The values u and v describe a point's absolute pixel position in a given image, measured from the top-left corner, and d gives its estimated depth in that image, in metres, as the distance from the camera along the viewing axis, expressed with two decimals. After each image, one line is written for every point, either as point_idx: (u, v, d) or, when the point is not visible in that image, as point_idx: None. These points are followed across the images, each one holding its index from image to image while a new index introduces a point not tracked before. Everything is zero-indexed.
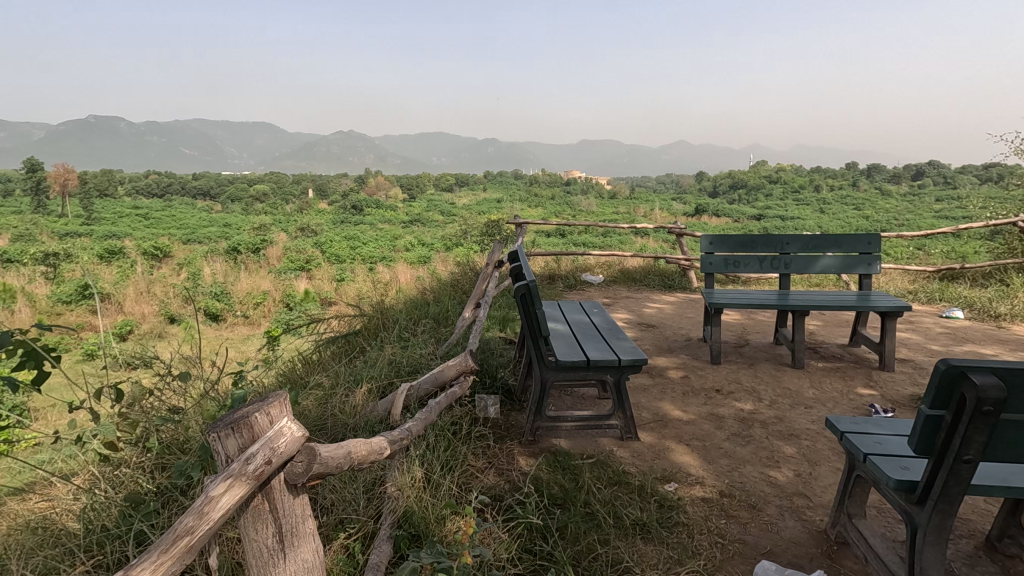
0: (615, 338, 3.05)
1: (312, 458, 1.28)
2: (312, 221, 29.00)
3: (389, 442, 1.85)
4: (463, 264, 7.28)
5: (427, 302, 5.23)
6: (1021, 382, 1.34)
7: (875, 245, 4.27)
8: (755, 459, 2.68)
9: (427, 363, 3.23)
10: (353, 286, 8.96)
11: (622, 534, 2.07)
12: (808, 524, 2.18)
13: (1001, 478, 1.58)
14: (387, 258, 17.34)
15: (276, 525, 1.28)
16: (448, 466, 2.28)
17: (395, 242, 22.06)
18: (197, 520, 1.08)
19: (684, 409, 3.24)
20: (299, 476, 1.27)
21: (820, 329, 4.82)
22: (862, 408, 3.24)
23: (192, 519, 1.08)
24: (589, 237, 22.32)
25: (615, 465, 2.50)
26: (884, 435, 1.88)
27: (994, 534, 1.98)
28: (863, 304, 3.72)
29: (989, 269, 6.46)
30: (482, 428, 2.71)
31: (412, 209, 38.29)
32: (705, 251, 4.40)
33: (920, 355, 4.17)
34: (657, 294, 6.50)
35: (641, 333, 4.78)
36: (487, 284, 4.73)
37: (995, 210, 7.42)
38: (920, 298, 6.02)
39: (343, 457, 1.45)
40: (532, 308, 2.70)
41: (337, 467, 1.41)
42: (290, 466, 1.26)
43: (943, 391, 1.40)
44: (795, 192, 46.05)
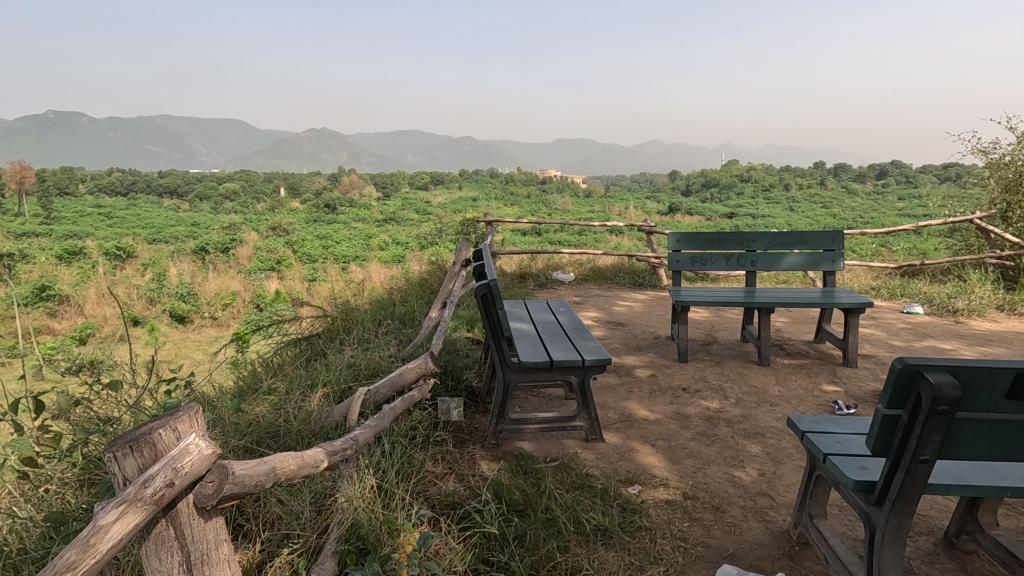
0: (580, 338, 2.99)
1: (223, 479, 1.20)
2: (285, 220, 28.44)
3: (328, 453, 1.75)
4: (434, 262, 7.16)
5: (395, 302, 5.12)
6: (977, 379, 1.31)
7: (838, 243, 4.30)
8: (720, 458, 2.66)
9: (388, 365, 3.12)
10: (324, 285, 8.79)
11: (583, 540, 2.01)
12: (770, 525, 2.15)
13: (957, 477, 1.56)
14: (361, 258, 17.05)
15: (183, 553, 1.21)
16: (403, 474, 2.20)
17: (368, 241, 21.75)
18: (81, 554, 0.98)
19: (651, 408, 3.20)
20: (208, 499, 1.20)
21: (786, 326, 4.86)
22: (825, 405, 3.25)
23: (74, 553, 0.98)
24: (565, 236, 22.25)
25: (578, 468, 2.44)
26: (844, 434, 1.85)
27: (951, 530, 1.97)
28: (826, 300, 3.74)
29: (948, 265, 6.63)
30: (442, 432, 2.63)
31: (387, 207, 37.86)
32: (673, 248, 4.39)
33: (883, 351, 4.22)
34: (627, 292, 6.51)
35: (610, 332, 4.75)
36: (454, 282, 4.63)
37: (953, 209, 7.61)
38: (882, 294, 6.13)
39: (267, 473, 1.37)
40: (493, 309, 2.63)
41: (256, 487, 1.33)
42: (198, 488, 1.19)
43: (899, 390, 1.37)
44: (765, 190, 46.95)
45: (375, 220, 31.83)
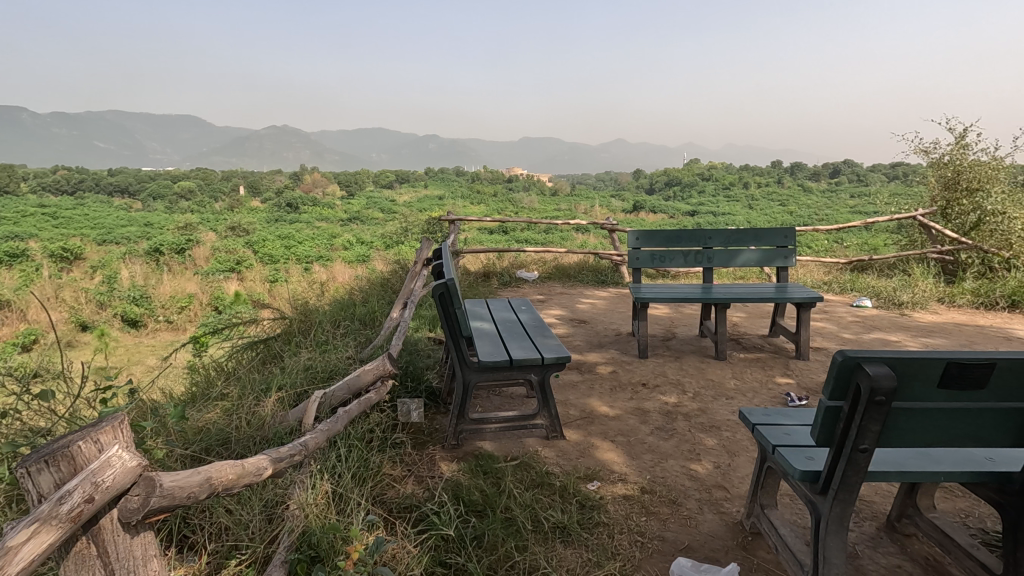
0: (541, 336, 2.99)
1: (150, 491, 1.19)
2: (244, 219, 27.60)
3: (274, 460, 1.69)
4: (397, 261, 7.07)
5: (355, 303, 5.02)
6: (913, 370, 1.35)
7: (790, 239, 4.42)
8: (677, 452, 2.70)
9: (345, 367, 3.05)
10: (285, 287, 8.58)
11: (542, 538, 2.00)
12: (725, 516, 2.19)
13: (897, 464, 1.62)
14: (324, 258, 16.71)
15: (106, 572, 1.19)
16: (360, 478, 2.16)
17: (331, 240, 21.34)
18: None
19: (611, 404, 3.23)
20: (133, 513, 1.18)
21: (743, 321, 4.99)
22: (778, 397, 3.35)
23: None
24: (532, 234, 22.26)
25: (538, 467, 2.44)
26: (792, 426, 1.90)
27: (893, 515, 2.05)
28: (779, 295, 3.85)
29: (894, 260, 6.92)
30: (401, 434, 2.59)
31: (351, 207, 37.21)
32: (634, 246, 4.44)
33: (833, 343, 4.37)
34: (591, 289, 6.56)
35: (573, 329, 4.77)
36: (416, 282, 4.57)
37: (899, 206, 7.94)
38: (834, 289, 6.36)
39: (200, 484, 1.32)
40: (452, 308, 2.60)
41: (188, 499, 1.30)
42: (123, 502, 1.17)
43: (840, 383, 1.41)
44: (725, 188, 48.16)
45: (339, 219, 31.25)
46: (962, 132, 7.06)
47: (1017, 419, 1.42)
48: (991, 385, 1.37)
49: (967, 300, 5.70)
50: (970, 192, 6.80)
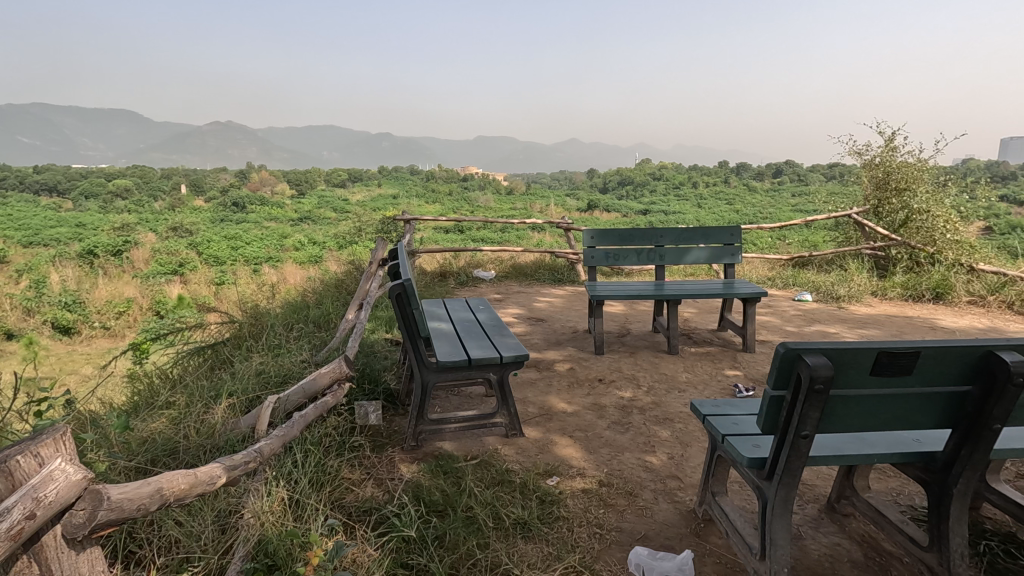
0: (499, 336, 3.01)
1: (96, 506, 1.15)
2: (186, 220, 26.36)
3: (227, 468, 1.65)
4: (351, 262, 6.93)
5: (308, 305, 4.91)
6: (848, 360, 1.45)
7: (737, 237, 4.61)
8: (633, 445, 2.78)
9: (299, 371, 2.97)
10: (233, 289, 8.28)
11: (503, 535, 2.02)
12: (679, 505, 2.27)
13: (836, 448, 1.72)
14: (274, 259, 16.20)
15: None
16: (317, 482, 2.12)
17: (281, 241, 20.69)
18: None
19: (569, 401, 3.29)
20: (78, 528, 1.14)
21: (694, 317, 5.16)
22: (727, 389, 3.49)
23: None
24: (488, 233, 22.25)
25: (498, 465, 2.46)
26: (740, 415, 1.99)
27: (833, 497, 2.18)
28: (727, 291, 4.01)
29: (832, 257, 7.31)
30: (360, 438, 2.56)
31: (302, 206, 36.16)
32: (589, 244, 4.53)
33: (777, 336, 4.59)
34: (547, 288, 6.64)
35: (531, 328, 4.82)
36: (372, 283, 4.51)
37: (836, 205, 8.39)
38: (778, 284, 6.66)
39: (150, 495, 1.27)
40: (409, 309, 2.59)
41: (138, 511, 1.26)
42: (67, 517, 1.12)
43: (783, 373, 1.49)
44: (676, 187, 49.54)
45: (290, 219, 30.35)
46: (891, 135, 7.52)
47: (941, 401, 1.53)
48: (918, 370, 1.47)
49: (897, 293, 6.09)
50: (899, 192, 7.26)
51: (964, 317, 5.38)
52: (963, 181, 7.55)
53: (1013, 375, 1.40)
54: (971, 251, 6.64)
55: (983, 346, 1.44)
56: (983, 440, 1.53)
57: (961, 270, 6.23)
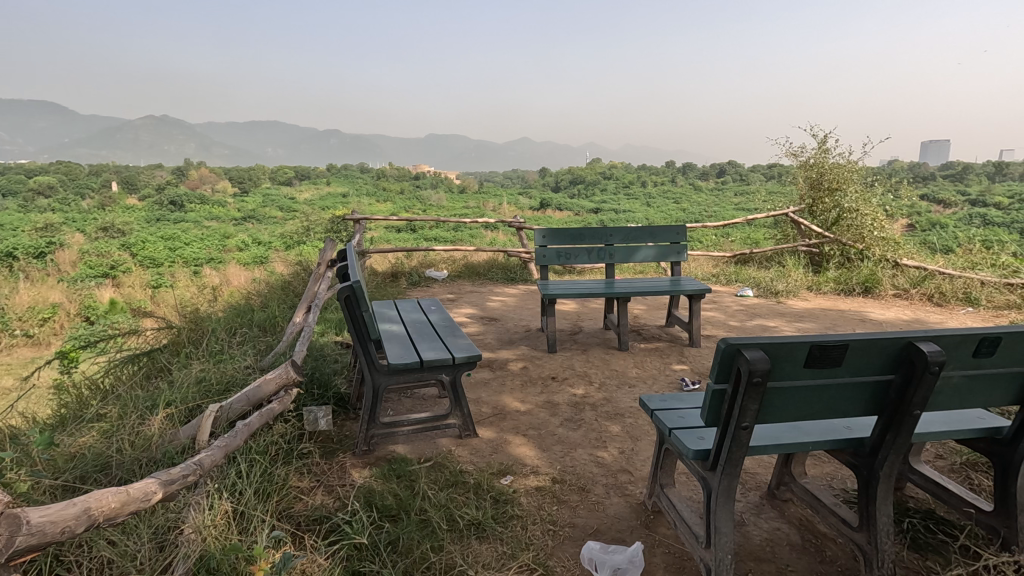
0: (452, 336, 3.00)
1: (15, 531, 1.11)
2: (117, 219, 24.84)
3: (163, 483, 1.57)
4: (298, 263, 6.73)
5: (253, 308, 4.73)
6: (785, 353, 1.52)
7: (682, 236, 4.76)
8: (585, 441, 2.82)
9: (243, 378, 2.86)
10: (171, 292, 7.88)
11: (457, 537, 2.01)
12: (630, 499, 2.33)
13: (775, 437, 1.81)
14: (216, 261, 15.53)
15: None
16: (263, 493, 2.05)
17: (223, 241, 19.83)
18: None
19: (523, 399, 3.31)
20: None
21: (643, 313, 5.30)
22: (675, 382, 3.60)
23: None
24: (441, 232, 22.08)
25: (452, 466, 2.45)
26: (686, 409, 2.06)
27: (773, 483, 2.29)
28: (674, 288, 4.13)
29: (772, 254, 7.65)
30: (309, 444, 2.49)
31: (245, 205, 34.78)
32: (540, 244, 4.57)
33: (721, 330, 4.77)
34: (500, 287, 6.65)
35: (484, 327, 4.82)
36: (319, 285, 4.38)
37: (774, 204, 8.79)
38: (721, 280, 6.92)
39: (76, 517, 1.23)
40: (358, 312, 2.54)
41: (62, 534, 1.20)
42: None
43: (724, 367, 1.55)
44: (625, 186, 50.62)
45: (233, 218, 29.18)
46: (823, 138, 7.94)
47: (867, 390, 1.63)
48: (847, 362, 1.56)
49: (830, 287, 6.45)
50: (831, 192, 7.68)
51: (890, 309, 5.75)
52: (888, 181, 8.06)
53: (930, 363, 1.50)
54: (896, 247, 7.10)
55: (903, 338, 1.54)
56: (904, 425, 1.64)
57: (886, 266, 6.66)
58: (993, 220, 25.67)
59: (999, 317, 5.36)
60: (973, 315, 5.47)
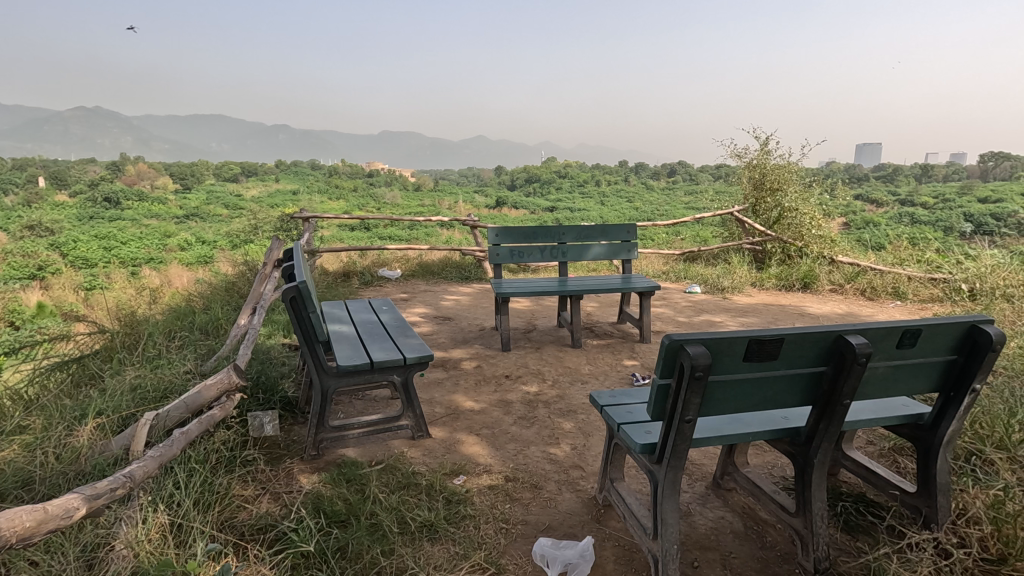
0: (403, 337, 2.95)
1: None
2: (46, 216, 23.29)
3: (88, 498, 1.49)
4: (244, 262, 6.49)
5: (194, 310, 4.53)
6: (725, 348, 1.57)
7: (633, 234, 4.85)
8: (538, 438, 2.84)
9: (182, 384, 2.73)
10: (106, 294, 7.46)
11: (409, 539, 1.99)
12: (581, 494, 2.36)
13: (717, 429, 1.87)
14: (156, 260, 14.81)
15: None
16: (204, 503, 1.97)
17: (164, 240, 18.93)
18: None
19: (476, 398, 3.30)
20: None
21: (596, 311, 5.38)
22: (626, 378, 3.68)
23: None
24: (396, 231, 21.81)
25: (404, 468, 2.42)
26: (634, 404, 2.10)
27: (718, 474, 2.37)
28: (625, 285, 4.21)
29: (718, 251, 7.91)
30: (254, 451, 2.41)
31: (188, 202, 33.27)
32: (493, 242, 4.56)
33: (670, 326, 4.91)
34: (454, 286, 6.61)
35: (438, 327, 4.78)
36: (265, 285, 4.23)
37: (720, 203, 9.11)
38: (671, 277, 7.11)
39: None
40: (305, 313, 2.46)
41: None
42: None
43: (668, 363, 1.59)
44: (580, 186, 51.29)
45: (174, 216, 27.86)
46: (765, 140, 8.28)
47: (802, 381, 1.71)
48: (783, 355, 1.63)
49: (773, 284, 6.73)
50: (772, 192, 8.02)
51: (827, 303, 6.05)
52: (825, 182, 8.48)
53: (858, 355, 1.59)
54: (832, 244, 7.49)
55: (834, 331, 1.62)
56: (835, 413, 1.73)
57: (823, 262, 7.01)
58: (921, 220, 27.41)
59: (924, 309, 5.73)
60: (901, 308, 5.83)
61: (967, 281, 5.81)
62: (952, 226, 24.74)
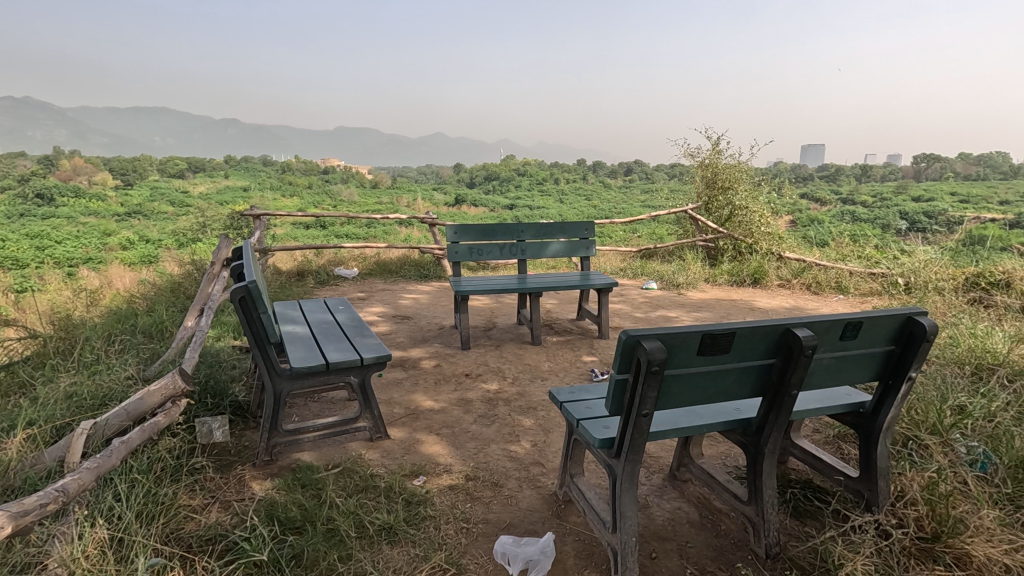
0: (360, 336, 2.89)
1: None
2: None
3: (14, 516, 1.39)
4: (191, 262, 6.21)
5: (137, 312, 4.30)
6: (679, 343, 1.60)
7: (590, 232, 4.90)
8: (498, 436, 2.84)
9: (123, 390, 2.58)
10: (38, 296, 7.00)
11: (367, 543, 1.95)
12: (541, 490, 2.37)
13: (673, 422, 1.91)
14: (95, 260, 14.01)
15: None
16: (148, 515, 1.87)
17: (103, 239, 17.90)
18: None
19: (436, 398, 3.27)
20: None
21: (555, 308, 5.42)
22: (585, 374, 3.72)
23: None
24: (352, 229, 21.38)
25: (362, 471, 2.37)
26: (593, 399, 2.12)
27: (675, 466, 2.43)
28: (584, 282, 4.26)
29: (673, 249, 8.11)
30: (202, 459, 2.31)
31: (129, 199, 31.61)
32: (452, 240, 4.53)
33: (627, 322, 5.00)
34: (413, 285, 6.52)
35: (396, 326, 4.71)
36: (213, 286, 4.06)
37: (675, 201, 9.33)
38: (628, 274, 7.24)
39: None
40: (255, 313, 2.37)
41: None
42: None
43: (625, 358, 1.61)
44: (539, 184, 51.56)
45: (115, 214, 26.42)
46: (716, 140, 8.54)
47: (752, 374, 1.76)
48: (734, 348, 1.67)
49: (725, 280, 6.94)
50: (724, 191, 8.27)
51: (775, 298, 6.29)
52: (772, 181, 8.80)
53: (804, 347, 1.65)
54: (779, 241, 7.79)
55: (783, 324, 1.68)
56: (784, 404, 1.79)
57: (772, 258, 7.27)
58: (861, 218, 28.86)
59: (864, 303, 6.02)
60: (843, 302, 6.12)
61: (902, 275, 6.13)
62: (889, 223, 26.12)
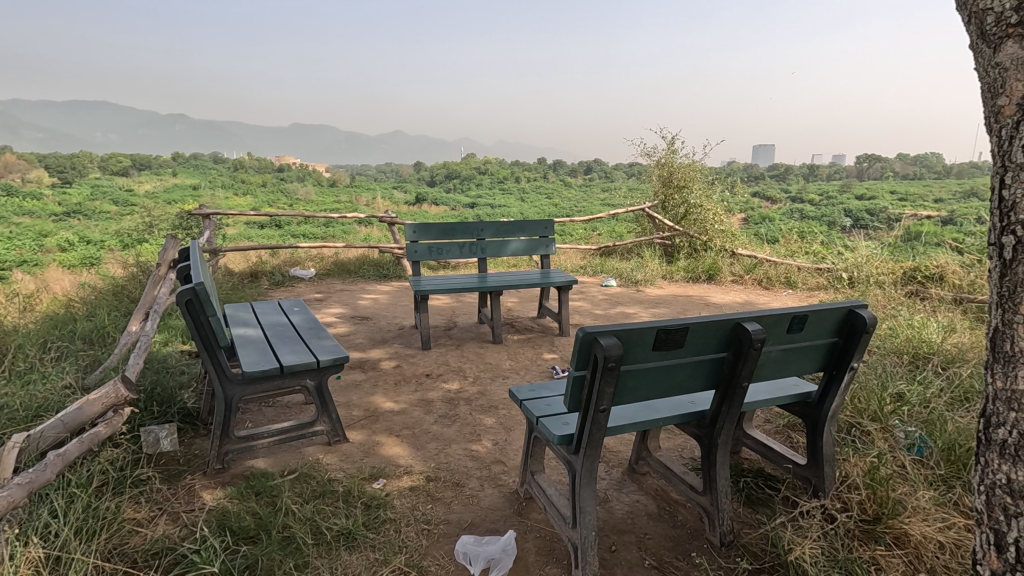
0: (316, 338, 2.83)
1: None
2: None
3: None
4: (136, 263, 5.93)
5: (75, 317, 4.07)
6: (635, 339, 1.62)
7: (550, 230, 4.93)
8: (460, 436, 2.82)
9: (59, 400, 2.44)
10: None
11: (324, 550, 1.90)
12: (503, 488, 2.38)
13: (631, 416, 1.94)
14: (30, 262, 13.19)
15: None
16: (88, 530, 1.78)
17: (38, 240, 16.89)
18: None
19: (396, 399, 3.22)
20: None
21: (515, 306, 5.42)
22: (546, 372, 3.74)
23: None
24: (310, 228, 20.87)
25: (319, 476, 2.32)
26: (552, 397, 2.14)
27: (634, 459, 2.47)
28: (543, 279, 4.29)
29: (631, 246, 8.25)
30: (148, 470, 2.20)
31: (68, 198, 29.93)
32: (411, 239, 4.46)
33: (587, 319, 5.06)
34: (372, 285, 6.42)
35: (355, 327, 4.62)
36: (159, 288, 3.88)
37: (633, 199, 9.50)
38: (588, 272, 7.32)
39: None
40: (203, 317, 2.27)
41: None
42: None
43: (583, 355, 1.63)
44: (500, 182, 51.60)
45: (53, 214, 24.97)
46: (672, 139, 8.73)
47: (705, 367, 1.81)
48: (687, 343, 1.71)
49: (681, 276, 7.11)
50: (679, 189, 8.47)
51: (729, 294, 6.49)
52: (725, 179, 9.07)
53: (753, 340, 1.71)
54: (732, 238, 8.04)
55: (733, 319, 1.73)
56: (735, 395, 1.84)
57: (726, 255, 7.50)
58: (808, 216, 30.12)
59: (811, 296, 6.28)
60: (792, 296, 6.37)
61: (846, 270, 6.43)
62: (834, 220, 27.38)
